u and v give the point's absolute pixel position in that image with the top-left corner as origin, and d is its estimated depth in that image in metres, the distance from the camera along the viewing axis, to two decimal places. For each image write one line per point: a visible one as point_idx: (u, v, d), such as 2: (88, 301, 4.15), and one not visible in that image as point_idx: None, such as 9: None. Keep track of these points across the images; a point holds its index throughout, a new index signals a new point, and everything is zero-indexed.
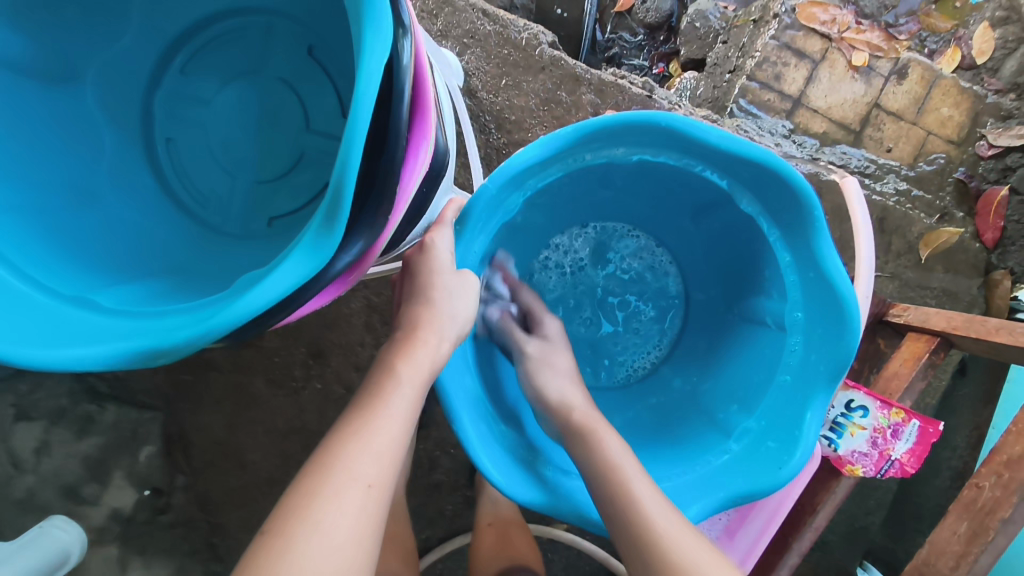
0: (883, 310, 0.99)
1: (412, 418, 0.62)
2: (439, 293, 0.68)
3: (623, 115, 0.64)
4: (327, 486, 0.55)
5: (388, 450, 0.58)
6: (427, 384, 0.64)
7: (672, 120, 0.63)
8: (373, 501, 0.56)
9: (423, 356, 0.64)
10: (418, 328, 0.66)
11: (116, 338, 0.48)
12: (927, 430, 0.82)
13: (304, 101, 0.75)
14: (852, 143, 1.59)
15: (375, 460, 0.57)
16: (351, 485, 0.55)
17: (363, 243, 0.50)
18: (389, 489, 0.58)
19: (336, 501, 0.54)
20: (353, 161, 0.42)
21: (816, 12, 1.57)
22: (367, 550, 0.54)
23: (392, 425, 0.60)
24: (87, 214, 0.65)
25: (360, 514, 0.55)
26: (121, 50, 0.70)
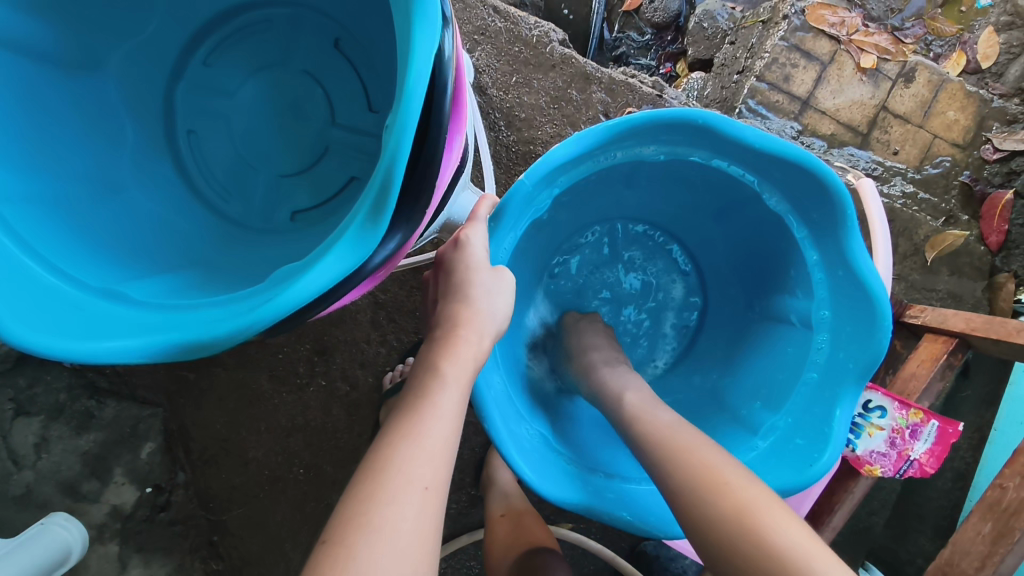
0: (900, 311, 0.99)
1: (458, 418, 0.62)
2: (478, 290, 0.67)
3: (659, 112, 0.63)
4: (385, 492, 0.54)
5: (438, 451, 0.59)
6: (470, 384, 0.64)
7: (708, 118, 0.63)
8: (431, 503, 0.55)
9: (465, 355, 0.64)
10: (458, 327, 0.66)
11: (152, 331, 0.47)
12: (948, 430, 0.82)
13: (330, 95, 0.74)
14: (859, 145, 1.60)
15: (428, 464, 0.57)
16: (409, 488, 0.55)
17: (402, 236, 0.50)
18: (442, 491, 0.57)
19: (395, 504, 0.54)
20: (403, 151, 0.42)
21: (824, 14, 1.57)
22: (427, 554, 0.53)
23: (440, 426, 0.60)
24: (111, 205, 0.63)
25: (420, 515, 0.54)
26: (143, 40, 0.69)
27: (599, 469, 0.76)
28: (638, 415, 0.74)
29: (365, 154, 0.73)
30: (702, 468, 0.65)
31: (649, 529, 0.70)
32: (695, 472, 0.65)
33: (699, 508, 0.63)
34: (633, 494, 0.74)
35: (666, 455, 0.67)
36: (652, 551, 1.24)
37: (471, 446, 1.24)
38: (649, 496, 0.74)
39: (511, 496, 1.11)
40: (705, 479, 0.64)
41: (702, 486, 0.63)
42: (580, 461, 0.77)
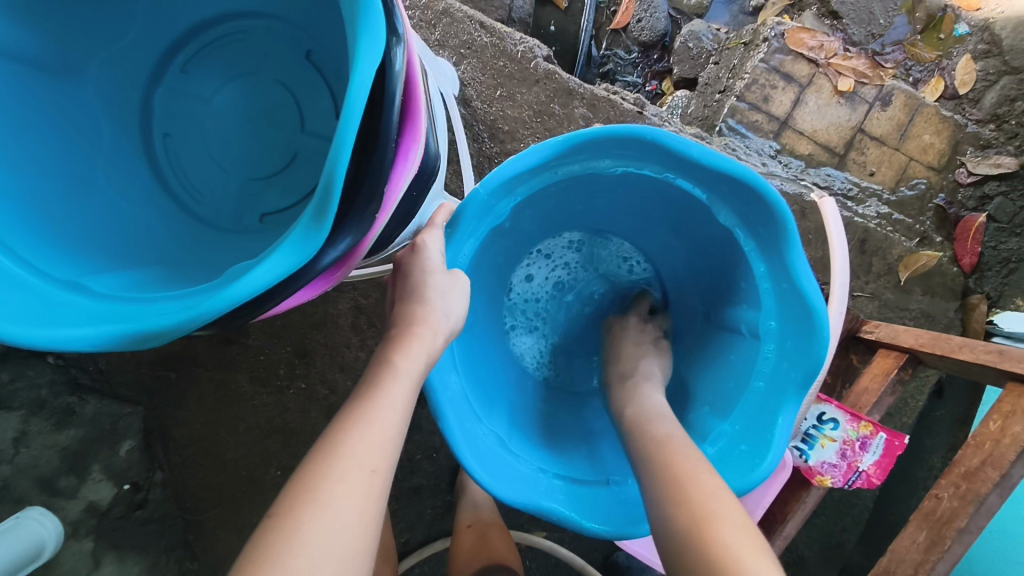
0: (856, 327, 1.02)
1: (410, 411, 0.64)
2: (433, 291, 0.70)
3: (612, 127, 0.66)
4: (332, 472, 0.56)
5: (387, 440, 0.61)
6: (422, 378, 0.67)
7: (657, 134, 0.66)
8: (376, 487, 0.57)
9: (418, 350, 0.67)
10: (414, 324, 0.68)
11: (105, 322, 0.49)
12: (894, 443, 0.85)
13: (301, 103, 0.77)
14: (836, 166, 1.64)
15: (378, 449, 0.59)
16: (356, 470, 0.57)
17: (351, 238, 0.53)
18: (389, 476, 0.60)
19: (341, 484, 0.56)
20: (344, 157, 0.45)
21: (804, 37, 1.62)
22: (371, 539, 0.55)
23: (391, 417, 0.62)
24: (81, 202, 0.66)
25: (362, 498, 0.56)
26: (123, 48, 0.72)
27: (550, 470, 0.79)
28: (642, 424, 0.74)
29: None
30: (686, 489, 0.64)
31: (597, 528, 0.72)
32: (665, 476, 0.66)
33: (662, 512, 0.64)
34: (581, 490, 0.77)
35: (659, 468, 0.67)
36: (624, 561, 1.26)
37: (447, 452, 1.27)
38: (594, 496, 0.76)
39: (481, 502, 1.14)
40: (682, 496, 0.63)
41: (680, 507, 0.63)
42: (533, 456, 0.80)
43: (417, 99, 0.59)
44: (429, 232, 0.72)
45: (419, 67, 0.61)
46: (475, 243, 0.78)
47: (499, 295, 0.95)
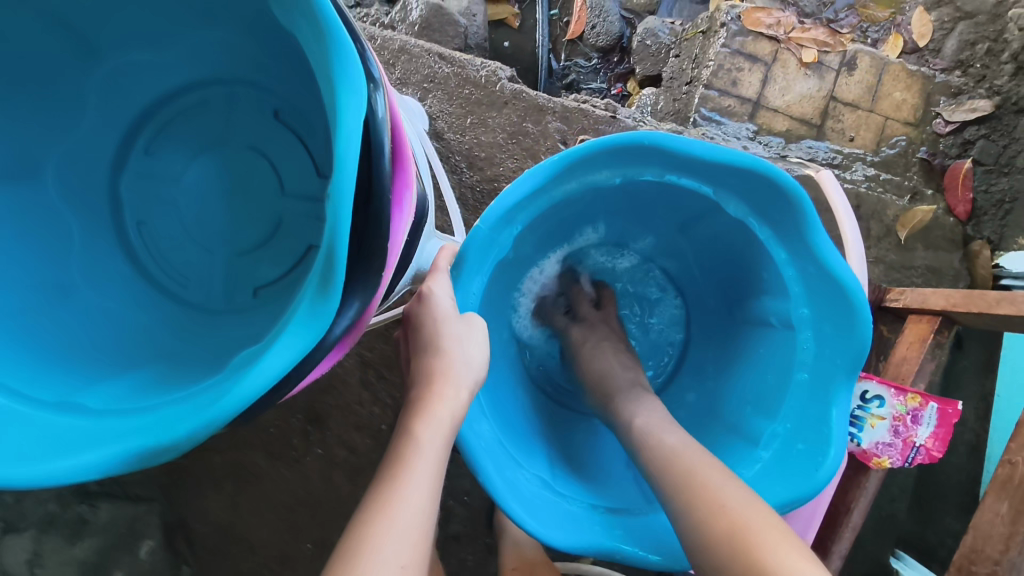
0: (880, 297, 0.99)
1: (436, 483, 0.60)
2: (450, 343, 0.66)
3: (608, 137, 0.63)
4: (360, 570, 0.52)
5: (417, 524, 0.56)
6: (448, 443, 0.63)
7: (655, 137, 0.63)
8: None
9: (441, 414, 0.63)
10: (434, 382, 0.64)
11: (109, 441, 0.45)
12: (948, 411, 0.80)
13: (276, 166, 0.74)
14: (816, 137, 1.63)
15: (406, 536, 0.55)
16: (386, 566, 0.53)
17: (359, 304, 0.49)
18: (421, 565, 0.55)
19: None
20: (344, 221, 0.41)
21: (760, 17, 1.63)
22: None
23: (417, 494, 0.58)
24: (61, 311, 0.62)
25: None
26: (80, 137, 0.67)
27: (600, 505, 0.74)
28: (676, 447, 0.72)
29: (321, 220, 0.72)
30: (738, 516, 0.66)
31: (658, 560, 0.68)
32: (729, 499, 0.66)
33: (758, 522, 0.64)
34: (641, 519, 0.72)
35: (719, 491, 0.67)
36: None
37: (480, 494, 1.22)
38: (646, 526, 0.71)
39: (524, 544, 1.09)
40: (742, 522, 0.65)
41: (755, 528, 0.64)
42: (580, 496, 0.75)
43: (403, 147, 0.56)
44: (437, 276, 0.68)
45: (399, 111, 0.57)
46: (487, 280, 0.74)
47: (513, 331, 0.91)
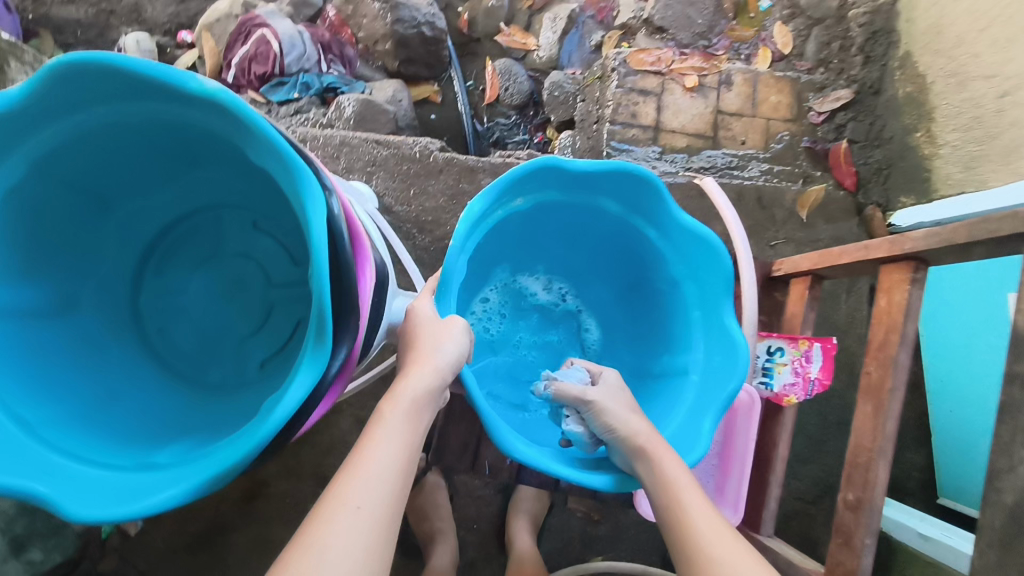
0: (768, 269, 1.18)
1: (403, 444, 0.74)
2: (424, 339, 0.83)
3: (524, 166, 0.94)
4: (325, 508, 0.66)
5: (376, 476, 0.69)
6: (417, 413, 0.77)
7: (555, 160, 0.95)
8: (361, 519, 0.65)
9: (410, 388, 0.78)
10: (411, 366, 0.81)
11: (182, 479, 0.60)
12: (827, 347, 0.97)
13: (262, 264, 0.92)
14: (712, 147, 1.87)
15: (367, 485, 0.68)
16: (345, 506, 0.66)
17: (346, 347, 0.67)
18: (376, 512, 0.67)
19: (332, 520, 0.64)
20: (325, 287, 0.59)
21: (643, 57, 1.89)
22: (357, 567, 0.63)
23: (380, 452, 0.71)
24: (113, 405, 0.77)
25: (350, 530, 0.64)
26: (105, 270, 0.83)
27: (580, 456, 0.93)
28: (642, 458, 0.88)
29: (306, 299, 0.90)
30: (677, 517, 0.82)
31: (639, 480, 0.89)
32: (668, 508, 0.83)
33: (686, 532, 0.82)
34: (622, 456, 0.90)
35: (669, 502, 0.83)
36: None
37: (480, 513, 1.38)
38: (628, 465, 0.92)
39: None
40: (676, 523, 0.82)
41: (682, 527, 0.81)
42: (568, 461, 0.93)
43: (358, 230, 0.74)
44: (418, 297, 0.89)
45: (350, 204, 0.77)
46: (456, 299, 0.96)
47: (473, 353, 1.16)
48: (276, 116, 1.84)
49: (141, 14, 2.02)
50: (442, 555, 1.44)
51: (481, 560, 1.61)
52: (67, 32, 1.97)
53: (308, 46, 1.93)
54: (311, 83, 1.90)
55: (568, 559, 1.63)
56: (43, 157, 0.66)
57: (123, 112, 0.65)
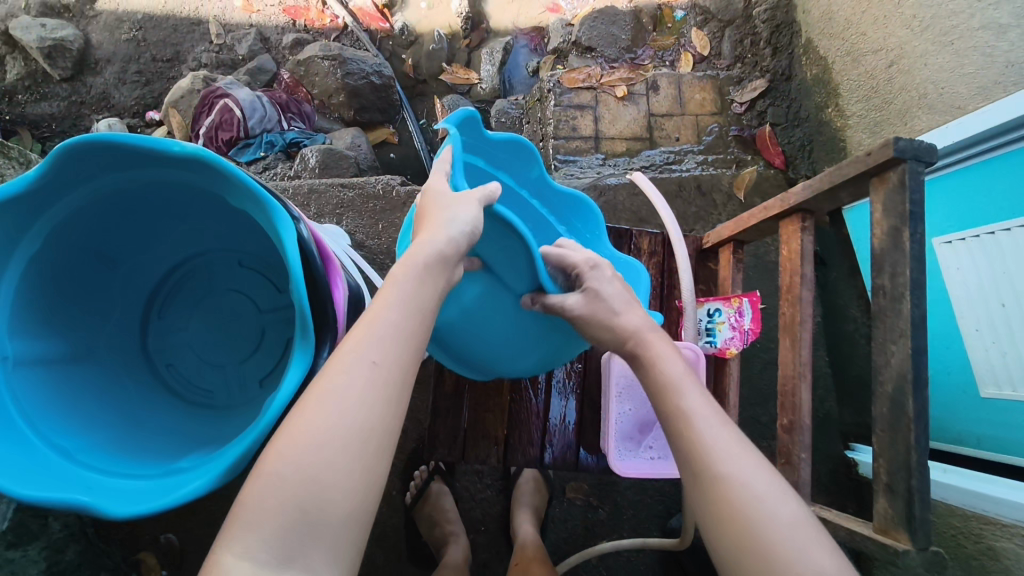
0: (699, 243, 1.33)
1: (422, 301, 0.73)
2: (449, 198, 0.81)
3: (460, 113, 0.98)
4: (345, 356, 0.67)
5: (392, 334, 0.69)
6: (436, 270, 0.75)
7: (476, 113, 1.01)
8: (377, 373, 0.66)
9: (433, 241, 0.76)
10: (433, 221, 0.79)
11: (209, 469, 0.70)
12: (753, 301, 1.10)
13: (252, 296, 1.04)
14: (650, 147, 2.04)
15: (382, 343, 0.68)
16: (360, 360, 0.67)
17: (329, 347, 0.80)
18: (393, 368, 0.67)
19: (349, 372, 0.66)
20: (302, 294, 0.72)
21: (575, 76, 2.10)
22: (368, 416, 0.64)
23: (396, 312, 0.71)
24: (139, 430, 0.86)
25: (365, 381, 0.65)
26: (117, 318, 0.94)
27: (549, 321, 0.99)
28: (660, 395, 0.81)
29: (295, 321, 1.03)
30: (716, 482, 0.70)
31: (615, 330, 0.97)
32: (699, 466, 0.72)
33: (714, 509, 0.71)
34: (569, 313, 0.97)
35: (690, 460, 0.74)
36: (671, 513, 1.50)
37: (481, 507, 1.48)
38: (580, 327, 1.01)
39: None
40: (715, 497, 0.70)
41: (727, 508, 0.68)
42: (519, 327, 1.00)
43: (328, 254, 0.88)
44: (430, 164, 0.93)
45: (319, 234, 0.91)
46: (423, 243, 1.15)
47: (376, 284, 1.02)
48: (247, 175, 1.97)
49: (111, 101, 2.18)
50: (452, 555, 1.53)
51: (493, 559, 1.69)
52: (44, 126, 2.12)
53: (268, 108, 2.08)
54: (275, 141, 2.04)
55: (575, 546, 1.72)
56: (59, 222, 0.78)
57: (122, 177, 0.78)
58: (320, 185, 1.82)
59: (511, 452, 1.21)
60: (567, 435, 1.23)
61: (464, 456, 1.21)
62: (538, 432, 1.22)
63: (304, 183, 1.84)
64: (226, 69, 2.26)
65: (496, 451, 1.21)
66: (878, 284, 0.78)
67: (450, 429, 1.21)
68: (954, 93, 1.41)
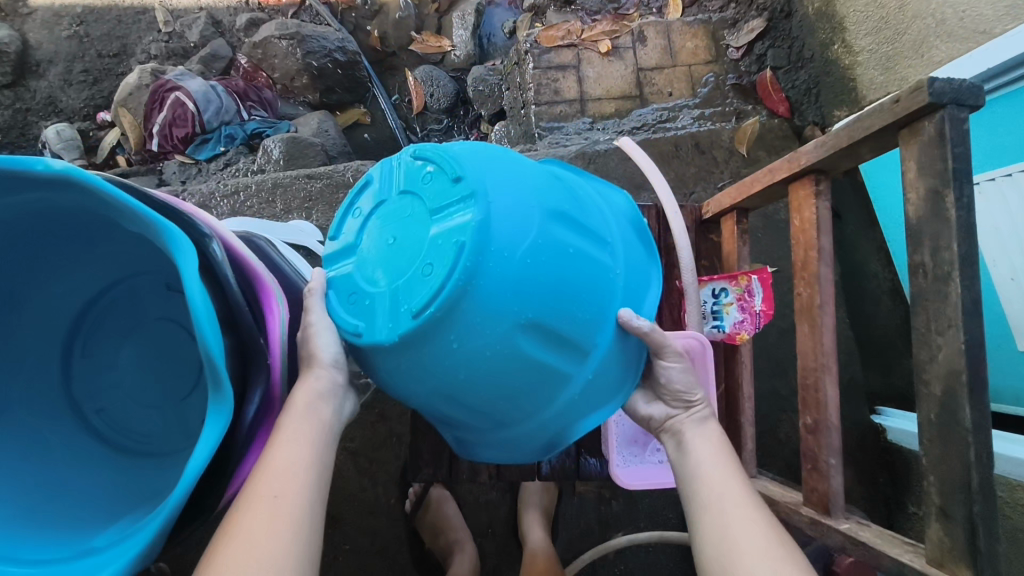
0: (699, 213, 1.20)
1: (310, 434, 0.71)
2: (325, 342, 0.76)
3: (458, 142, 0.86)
4: (239, 508, 0.64)
5: (290, 466, 0.67)
6: (316, 404, 0.73)
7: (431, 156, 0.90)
8: (282, 509, 0.64)
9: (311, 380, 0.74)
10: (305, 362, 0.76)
11: (121, 552, 0.58)
12: (763, 278, 0.96)
13: (186, 324, 0.92)
14: (641, 105, 1.85)
15: (280, 477, 0.66)
16: (260, 501, 0.64)
17: (261, 388, 0.68)
18: (296, 501, 0.65)
19: (249, 518, 0.63)
20: (208, 337, 0.58)
21: (553, 33, 1.90)
22: (287, 560, 0.61)
23: (288, 443, 0.69)
24: (58, 494, 0.74)
25: (270, 523, 0.63)
26: (28, 362, 0.81)
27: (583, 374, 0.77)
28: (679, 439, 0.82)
29: None
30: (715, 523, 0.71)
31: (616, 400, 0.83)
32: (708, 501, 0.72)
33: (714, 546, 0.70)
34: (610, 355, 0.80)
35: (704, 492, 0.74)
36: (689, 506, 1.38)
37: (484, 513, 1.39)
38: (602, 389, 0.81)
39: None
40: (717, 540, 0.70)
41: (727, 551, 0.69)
42: (587, 313, 0.74)
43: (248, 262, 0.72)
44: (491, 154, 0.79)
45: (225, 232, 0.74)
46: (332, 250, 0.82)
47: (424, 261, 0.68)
48: (208, 174, 1.83)
49: (58, 105, 2.03)
50: (458, 566, 1.44)
51: (505, 564, 1.60)
52: None
53: (223, 98, 1.92)
54: (235, 134, 1.89)
55: (589, 543, 1.61)
56: None
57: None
58: (285, 178, 1.68)
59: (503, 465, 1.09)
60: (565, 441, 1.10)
61: (452, 472, 1.09)
62: None
63: (268, 178, 1.69)
64: (178, 59, 2.09)
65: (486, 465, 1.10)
66: (915, 261, 0.64)
67: (434, 445, 1.09)
68: (979, 15, 1.23)
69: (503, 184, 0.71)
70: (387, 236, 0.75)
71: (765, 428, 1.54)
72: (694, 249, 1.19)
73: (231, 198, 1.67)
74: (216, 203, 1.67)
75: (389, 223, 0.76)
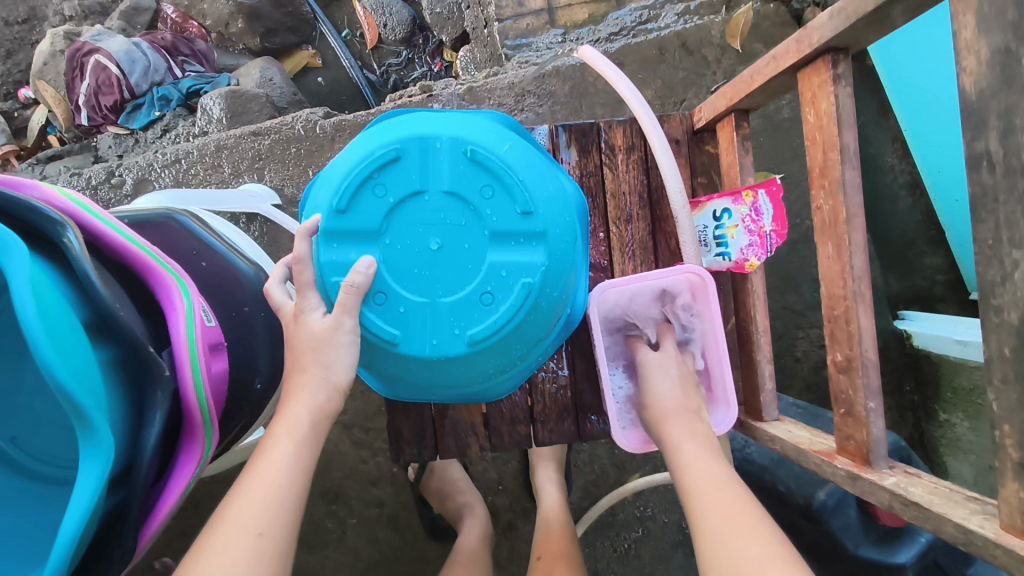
0: (690, 123, 1.03)
1: (300, 458, 0.65)
2: (328, 353, 0.70)
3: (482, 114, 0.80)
4: (219, 538, 0.57)
5: (280, 495, 0.61)
6: (311, 426, 0.68)
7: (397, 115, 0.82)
8: (266, 546, 0.57)
9: (311, 391, 0.69)
10: (305, 366, 0.70)
11: None
12: (772, 191, 0.78)
13: None
14: (617, 6, 1.60)
15: (265, 508, 0.59)
16: (240, 532, 0.57)
17: (161, 409, 0.55)
18: (282, 536, 0.59)
19: (225, 549, 0.56)
20: (50, 362, 0.45)
21: None
22: None
23: (278, 467, 0.63)
24: None
25: (250, 558, 0.56)
26: None
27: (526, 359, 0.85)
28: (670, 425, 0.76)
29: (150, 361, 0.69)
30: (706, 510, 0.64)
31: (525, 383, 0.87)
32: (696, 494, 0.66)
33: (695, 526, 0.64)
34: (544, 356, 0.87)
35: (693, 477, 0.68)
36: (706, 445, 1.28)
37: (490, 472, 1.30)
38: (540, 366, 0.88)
39: (550, 520, 1.16)
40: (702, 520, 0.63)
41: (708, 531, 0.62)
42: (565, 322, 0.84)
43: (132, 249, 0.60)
44: (531, 156, 0.79)
45: (107, 218, 0.61)
46: (337, 227, 0.76)
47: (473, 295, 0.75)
48: (146, 144, 1.66)
49: None
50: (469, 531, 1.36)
51: (519, 518, 1.52)
52: None
53: (150, 55, 1.70)
54: (169, 94, 1.68)
55: (606, 487, 1.50)
56: None
57: None
58: (228, 139, 1.50)
59: (496, 436, 0.99)
60: (561, 401, 0.99)
61: (439, 450, 0.99)
62: (523, 403, 0.99)
63: (209, 140, 1.51)
64: (98, 17, 1.87)
65: (476, 437, 0.99)
66: (977, 152, 0.50)
67: (414, 423, 0.98)
68: None
69: (558, 214, 0.78)
70: (428, 240, 0.76)
71: (783, 351, 1.41)
72: (688, 165, 1.03)
73: (172, 168, 1.50)
74: (156, 175, 1.51)
75: (427, 223, 0.76)
